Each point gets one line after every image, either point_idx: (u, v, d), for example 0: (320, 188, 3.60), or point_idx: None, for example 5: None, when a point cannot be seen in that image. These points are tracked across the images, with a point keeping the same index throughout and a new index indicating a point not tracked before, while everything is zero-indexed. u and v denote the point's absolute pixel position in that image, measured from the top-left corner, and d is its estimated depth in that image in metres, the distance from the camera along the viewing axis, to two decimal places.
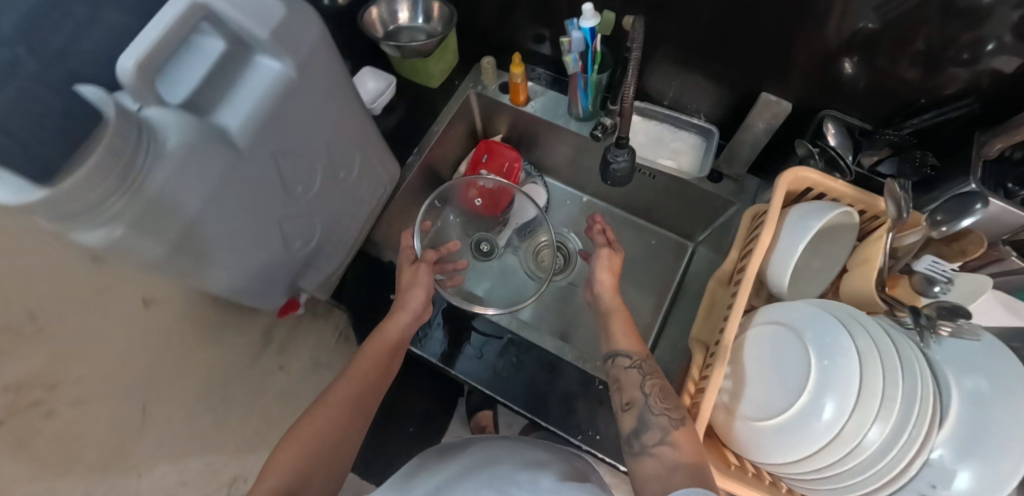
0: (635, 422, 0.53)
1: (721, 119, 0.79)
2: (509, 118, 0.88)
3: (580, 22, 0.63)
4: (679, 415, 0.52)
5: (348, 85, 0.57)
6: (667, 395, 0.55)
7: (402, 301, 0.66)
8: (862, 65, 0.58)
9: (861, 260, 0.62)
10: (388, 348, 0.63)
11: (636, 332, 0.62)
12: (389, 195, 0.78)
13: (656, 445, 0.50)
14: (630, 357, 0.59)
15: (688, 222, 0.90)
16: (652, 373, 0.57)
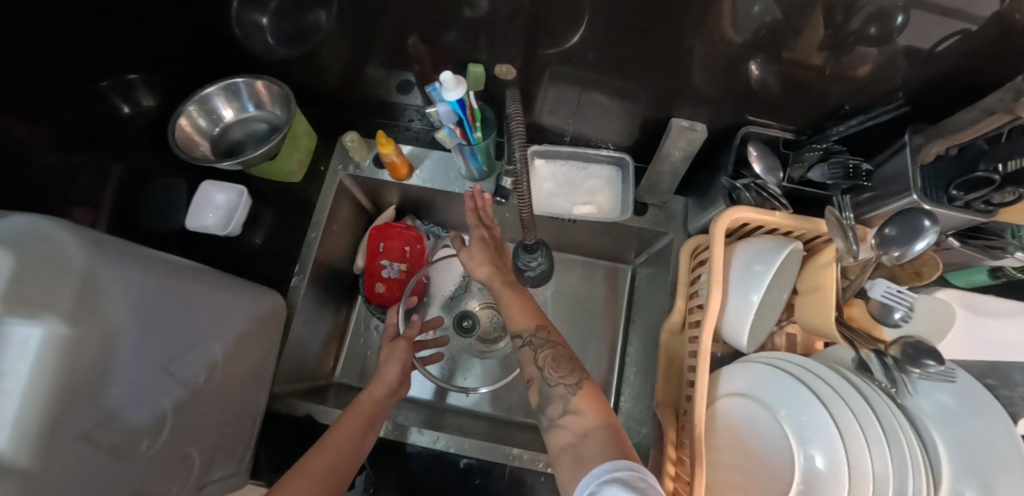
0: (538, 399, 0.47)
1: (630, 140, 0.70)
2: (397, 189, 0.74)
3: (442, 92, 0.51)
4: (575, 380, 0.46)
5: (188, 272, 0.46)
6: (560, 362, 0.47)
7: (379, 374, 0.60)
8: (769, 64, 0.48)
9: (811, 286, 0.56)
10: (362, 417, 0.54)
11: (529, 304, 0.53)
12: (284, 331, 0.63)
13: (560, 418, 0.44)
14: (521, 335, 0.51)
15: (623, 250, 0.81)
16: (543, 344, 0.49)
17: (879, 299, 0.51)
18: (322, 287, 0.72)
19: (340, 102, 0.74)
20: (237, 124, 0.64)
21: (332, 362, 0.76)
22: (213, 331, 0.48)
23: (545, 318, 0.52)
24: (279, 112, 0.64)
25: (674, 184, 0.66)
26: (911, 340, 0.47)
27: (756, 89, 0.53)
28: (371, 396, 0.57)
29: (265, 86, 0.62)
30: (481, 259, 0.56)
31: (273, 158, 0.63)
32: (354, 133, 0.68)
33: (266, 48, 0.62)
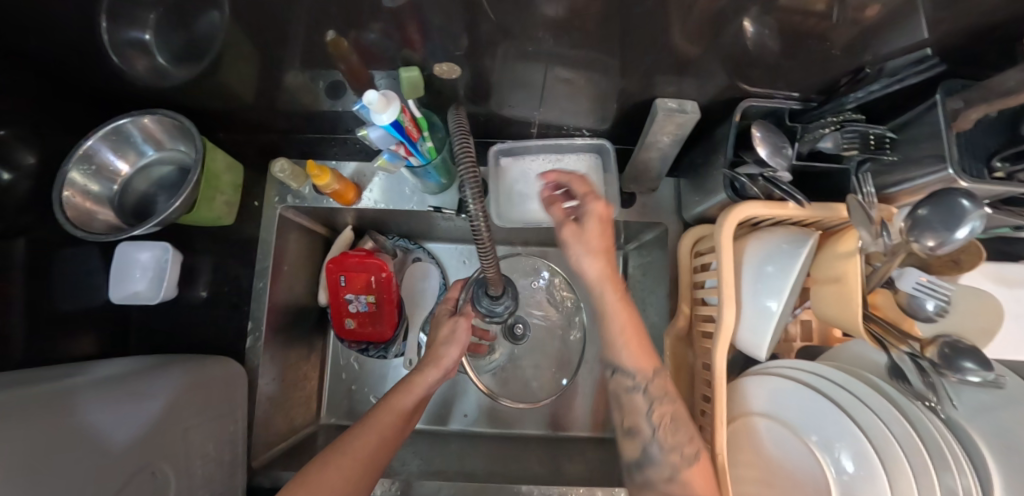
0: (639, 453, 0.42)
1: (605, 123, 0.60)
2: (349, 211, 0.65)
3: (372, 115, 0.41)
4: (692, 451, 0.41)
5: (155, 367, 0.47)
6: (679, 427, 0.42)
7: (435, 356, 0.50)
8: (765, 17, 0.38)
9: (827, 278, 0.50)
10: (412, 400, 0.47)
11: (650, 344, 0.42)
12: (249, 400, 0.56)
13: (667, 485, 0.40)
14: (632, 377, 0.43)
15: (612, 238, 0.72)
16: (660, 400, 0.42)
17: (909, 292, 0.45)
18: (285, 335, 0.64)
19: (261, 119, 0.62)
20: (140, 174, 0.56)
21: (314, 406, 0.70)
22: (195, 409, 0.47)
23: (660, 359, 0.43)
24: (185, 148, 0.55)
25: (663, 170, 0.56)
26: (951, 340, 0.43)
27: (750, 51, 0.42)
28: (424, 379, 0.49)
29: (157, 122, 0.52)
30: (629, 338, 0.42)
31: (192, 208, 0.53)
32: (284, 160, 0.57)
33: (151, 71, 0.50)
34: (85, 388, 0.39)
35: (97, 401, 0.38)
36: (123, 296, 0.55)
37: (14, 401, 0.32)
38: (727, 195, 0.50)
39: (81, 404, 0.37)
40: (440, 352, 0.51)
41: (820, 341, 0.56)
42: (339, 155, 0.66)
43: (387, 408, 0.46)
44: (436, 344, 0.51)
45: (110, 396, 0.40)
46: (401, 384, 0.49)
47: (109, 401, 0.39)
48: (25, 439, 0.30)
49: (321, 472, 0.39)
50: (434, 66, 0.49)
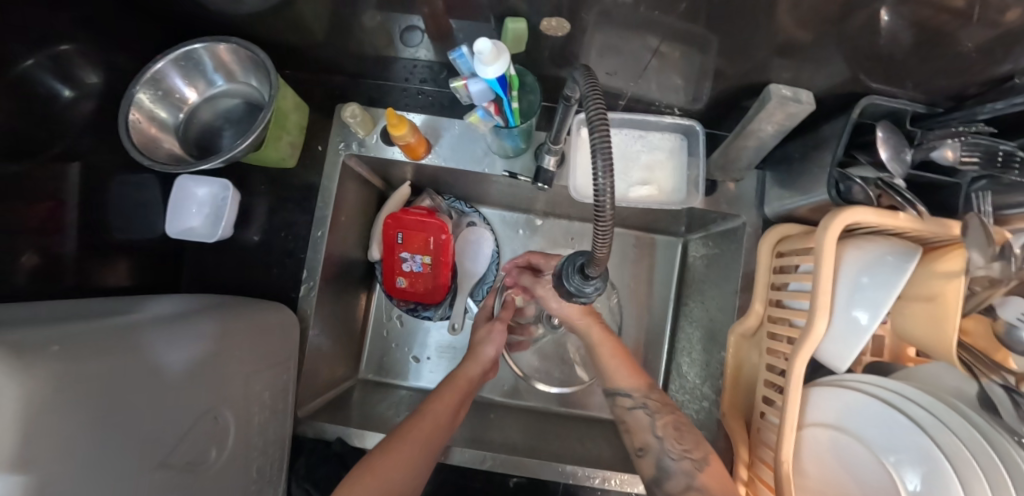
0: (654, 469, 0.44)
1: (695, 103, 0.56)
2: (409, 166, 0.62)
3: (476, 67, 0.38)
4: (700, 456, 0.43)
5: (219, 305, 0.48)
6: (683, 433, 0.46)
7: (474, 353, 0.58)
8: (918, 7, 0.34)
9: (921, 294, 0.47)
10: (459, 392, 0.53)
11: (629, 361, 0.53)
12: (299, 351, 0.55)
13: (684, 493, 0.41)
14: (631, 395, 0.50)
15: (676, 224, 0.69)
16: (660, 410, 0.48)
17: (1010, 321, 0.43)
18: (334, 287, 0.62)
19: (329, 59, 0.58)
20: (207, 105, 0.53)
21: (354, 361, 0.70)
22: (250, 353, 0.46)
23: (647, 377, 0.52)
24: (256, 83, 0.52)
25: (755, 160, 0.53)
26: None
27: (887, 42, 0.38)
28: (468, 373, 0.56)
29: (231, 51, 0.49)
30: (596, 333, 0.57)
31: (259, 147, 0.50)
32: (355, 105, 0.54)
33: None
34: (150, 324, 0.37)
35: (162, 340, 0.36)
36: (179, 231, 0.54)
37: (86, 337, 0.30)
38: (829, 195, 0.46)
39: (148, 341, 0.35)
40: (478, 350, 0.59)
41: (891, 358, 0.54)
42: (409, 105, 0.61)
43: (437, 398, 0.50)
44: (475, 344, 0.60)
45: (174, 335, 0.38)
46: (450, 379, 0.54)
47: (173, 340, 0.37)
48: (98, 377, 0.29)
49: (400, 442, 0.43)
50: (537, 21, 0.44)
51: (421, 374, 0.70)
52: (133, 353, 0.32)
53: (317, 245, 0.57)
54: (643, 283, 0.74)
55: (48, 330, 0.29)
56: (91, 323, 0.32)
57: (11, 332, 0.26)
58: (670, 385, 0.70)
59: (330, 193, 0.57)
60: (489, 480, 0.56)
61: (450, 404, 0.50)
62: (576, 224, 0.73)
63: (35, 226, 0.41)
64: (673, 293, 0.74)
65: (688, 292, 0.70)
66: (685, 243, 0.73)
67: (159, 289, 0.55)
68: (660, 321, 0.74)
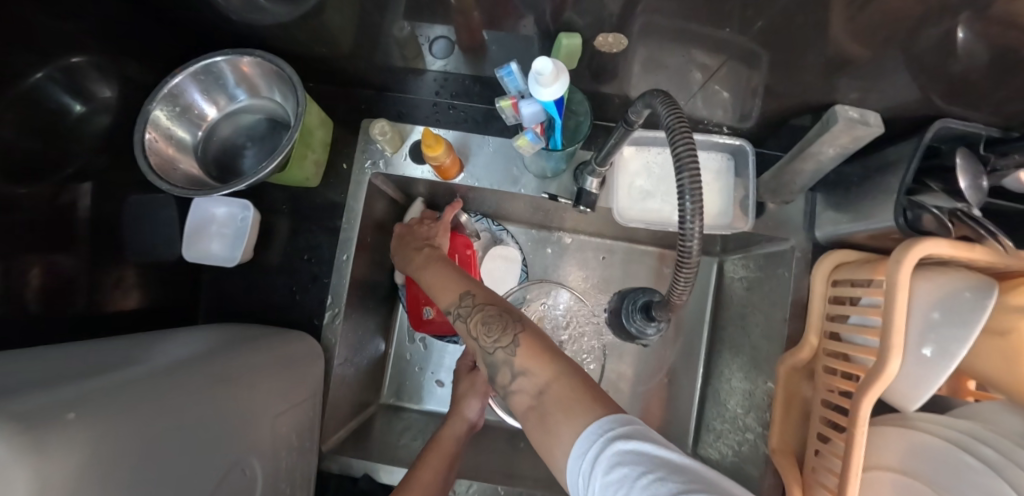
0: (486, 373, 0.39)
1: (743, 121, 0.53)
2: (438, 185, 0.59)
3: (533, 88, 0.35)
4: (510, 339, 0.37)
5: (232, 337, 0.44)
6: (490, 322, 0.39)
7: (456, 409, 0.56)
8: (1018, 29, 0.31)
9: (991, 330, 0.45)
10: (443, 454, 0.49)
11: (454, 276, 0.46)
12: (324, 382, 0.52)
13: (513, 386, 0.36)
14: (451, 308, 0.43)
15: (713, 244, 0.66)
16: (474, 311, 0.41)
17: None
18: (359, 311, 0.59)
19: (356, 72, 0.55)
20: (226, 120, 0.50)
21: (377, 386, 0.66)
22: (277, 385, 0.43)
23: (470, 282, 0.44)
24: (280, 98, 0.49)
25: (809, 184, 0.50)
26: None
27: (971, 64, 0.36)
28: (450, 434, 0.53)
29: (255, 65, 0.45)
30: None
31: (283, 168, 0.47)
32: (384, 121, 0.50)
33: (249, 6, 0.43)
34: (175, 369, 0.33)
35: (188, 389, 0.32)
36: (198, 256, 0.51)
37: (107, 397, 0.26)
38: (896, 224, 0.43)
39: (172, 394, 0.31)
40: (462, 409, 0.56)
41: (949, 393, 0.51)
42: (442, 122, 0.58)
43: (426, 462, 0.48)
44: (455, 400, 0.58)
45: (200, 383, 0.34)
46: (437, 441, 0.51)
47: (199, 389, 0.33)
48: (120, 450, 0.25)
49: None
50: (590, 37, 0.41)
51: (446, 399, 0.67)
52: (157, 412, 0.29)
53: (343, 269, 0.53)
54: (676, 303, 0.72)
55: (68, 391, 0.25)
56: (110, 376, 0.29)
57: (31, 395, 0.23)
58: (707, 411, 0.67)
59: (357, 214, 0.54)
60: None
61: (440, 466, 0.48)
62: (608, 242, 0.71)
63: (47, 257, 0.38)
64: (707, 315, 0.71)
65: (725, 315, 0.67)
66: (721, 264, 0.71)
67: (177, 316, 0.52)
68: (694, 344, 0.71)
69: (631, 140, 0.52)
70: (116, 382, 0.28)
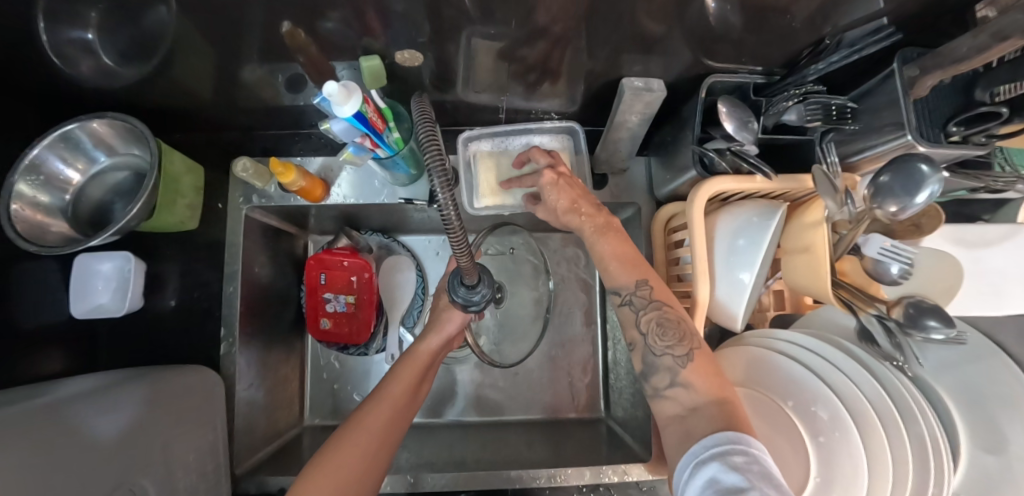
0: (640, 365, 0.42)
1: (573, 106, 0.59)
2: (319, 209, 0.63)
3: (333, 107, 0.40)
4: (684, 352, 0.39)
5: (122, 374, 0.48)
6: (666, 329, 0.40)
7: (437, 323, 0.54)
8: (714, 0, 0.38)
9: (796, 247, 0.51)
10: (418, 372, 0.53)
11: (637, 252, 0.44)
12: (228, 407, 0.55)
13: (668, 391, 0.39)
14: (619, 292, 0.44)
15: None
16: (645, 307, 0.42)
17: (875, 257, 0.47)
18: (260, 337, 0.62)
19: (221, 118, 0.60)
20: (92, 183, 0.53)
21: (297, 409, 0.69)
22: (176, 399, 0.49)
23: (644, 271, 0.43)
24: (144, 153, 0.53)
25: (633, 149, 0.56)
26: (916, 300, 0.45)
27: (705, 32, 0.43)
28: (429, 347, 0.55)
29: (107, 125, 0.50)
30: (566, 200, 0.46)
31: (151, 214, 0.50)
32: (244, 159, 0.54)
33: (99, 72, 0.47)
34: (78, 400, 0.41)
35: (92, 414, 0.40)
36: (90, 310, 0.52)
37: (15, 421, 0.34)
38: (696, 171, 0.50)
39: (77, 418, 0.39)
40: (442, 322, 0.55)
41: (793, 308, 0.57)
42: (303, 150, 0.65)
43: (393, 385, 0.50)
44: (438, 311, 0.55)
45: (102, 407, 0.42)
46: (377, 398, 0.49)
47: (100, 415, 0.41)
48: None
49: (340, 446, 0.43)
50: (393, 54, 0.47)
51: None
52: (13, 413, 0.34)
53: (231, 302, 0.58)
54: (570, 278, 0.78)
55: None
56: (19, 406, 0.36)
57: None
58: (612, 373, 0.72)
59: (236, 248, 0.58)
60: None
61: (408, 386, 0.51)
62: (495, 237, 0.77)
63: None
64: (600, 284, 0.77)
65: None
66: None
67: None
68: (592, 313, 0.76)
69: (476, 138, 0.58)
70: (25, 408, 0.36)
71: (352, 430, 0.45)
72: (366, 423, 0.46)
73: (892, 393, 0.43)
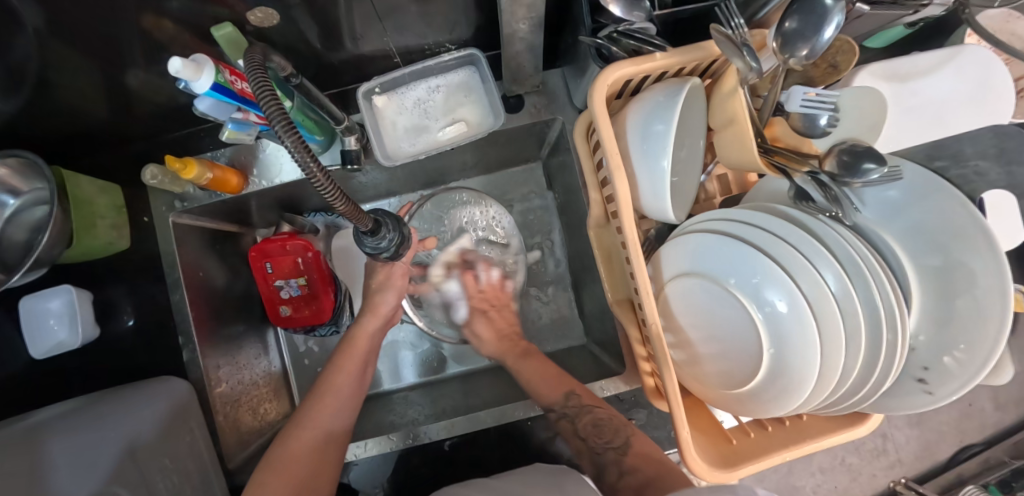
0: (593, 468, 0.48)
1: (468, 33, 0.56)
2: (249, 200, 0.63)
3: (191, 85, 0.40)
4: (621, 442, 0.47)
5: (98, 403, 0.50)
6: (602, 427, 0.49)
7: (371, 306, 0.56)
8: None
9: (721, 120, 0.47)
10: (360, 355, 0.54)
11: (552, 376, 0.55)
12: (207, 410, 0.57)
13: (619, 482, 0.44)
14: (553, 409, 0.52)
15: (522, 150, 0.71)
16: (580, 414, 0.50)
17: (800, 111, 0.43)
18: (229, 338, 0.64)
19: (119, 132, 0.58)
20: (12, 224, 0.52)
21: (286, 399, 0.71)
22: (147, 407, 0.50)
23: (569, 383, 0.53)
24: (47, 184, 0.51)
25: (537, 62, 0.53)
26: (849, 145, 0.41)
27: None
28: (367, 330, 0.56)
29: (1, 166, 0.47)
30: (490, 329, 0.66)
31: (71, 241, 0.49)
32: (151, 167, 0.53)
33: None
34: (53, 421, 0.47)
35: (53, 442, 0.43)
36: (50, 348, 0.53)
37: None
38: (599, 66, 0.47)
39: (49, 440, 0.43)
40: (377, 304, 0.56)
41: (738, 186, 0.56)
42: (214, 144, 0.62)
43: (335, 375, 0.52)
44: (371, 295, 0.57)
45: (78, 423, 0.46)
46: (320, 390, 0.51)
47: (73, 432, 0.45)
48: None
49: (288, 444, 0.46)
50: (244, 17, 0.43)
51: None
52: None
53: (181, 308, 0.57)
54: (521, 217, 0.78)
55: None
56: None
57: None
58: (581, 295, 0.73)
59: (173, 256, 0.57)
60: (426, 452, 0.58)
61: (351, 374, 0.53)
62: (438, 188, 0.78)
63: None
64: (553, 212, 0.78)
65: (563, 206, 0.73)
66: (545, 163, 0.76)
67: None
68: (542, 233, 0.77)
69: (376, 89, 0.55)
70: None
71: (297, 429, 0.47)
72: (312, 419, 0.48)
73: (838, 254, 0.40)
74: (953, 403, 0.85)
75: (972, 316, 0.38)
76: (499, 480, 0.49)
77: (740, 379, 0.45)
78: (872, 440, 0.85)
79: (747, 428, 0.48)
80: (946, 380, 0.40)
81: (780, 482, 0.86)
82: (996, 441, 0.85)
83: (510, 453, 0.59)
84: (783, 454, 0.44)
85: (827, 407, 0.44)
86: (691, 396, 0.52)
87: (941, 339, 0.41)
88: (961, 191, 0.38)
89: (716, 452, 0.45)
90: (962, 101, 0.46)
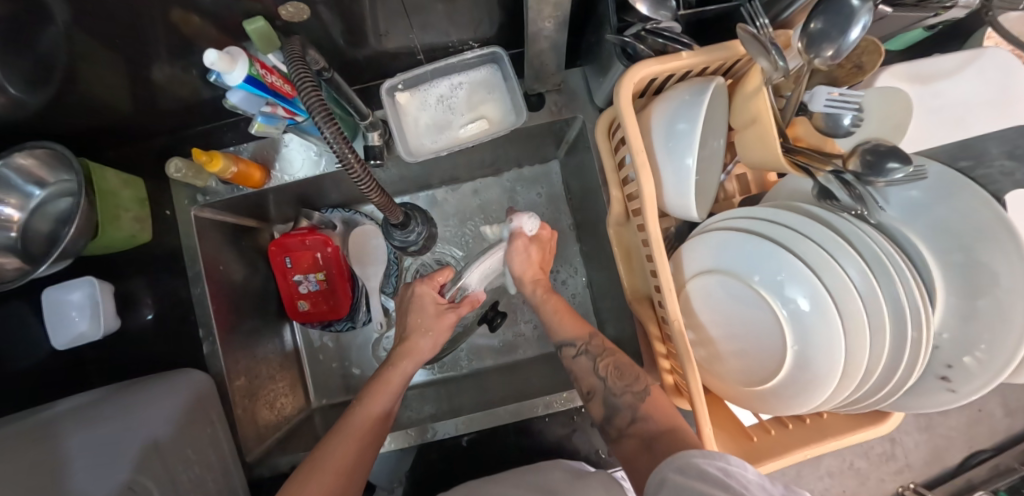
0: (603, 408, 0.48)
1: (489, 31, 0.56)
2: (268, 195, 0.63)
3: (224, 77, 0.41)
4: (642, 387, 0.47)
5: (127, 391, 0.51)
6: (623, 370, 0.48)
7: (409, 348, 0.53)
8: None
9: (742, 121, 0.48)
10: (392, 392, 0.51)
11: (573, 313, 0.55)
12: (224, 403, 0.57)
13: (630, 427, 0.45)
14: (574, 344, 0.52)
15: (538, 149, 0.72)
16: (602, 354, 0.50)
17: (824, 112, 0.43)
18: (247, 331, 0.64)
19: (144, 126, 0.58)
20: (36, 216, 0.52)
21: (301, 393, 0.72)
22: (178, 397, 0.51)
23: (591, 325, 0.54)
24: (73, 177, 0.52)
25: (560, 61, 0.53)
26: (872, 145, 0.42)
27: None
28: (400, 370, 0.52)
29: (30, 157, 0.48)
30: (530, 264, 0.57)
31: (95, 233, 0.49)
32: (177, 160, 0.53)
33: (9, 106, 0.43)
34: (75, 412, 0.46)
35: (86, 431, 0.43)
36: (69, 339, 0.53)
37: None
38: (623, 64, 0.48)
39: (67, 429, 0.43)
40: (417, 339, 0.54)
41: (758, 186, 0.56)
42: (235, 140, 0.63)
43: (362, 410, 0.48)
44: (413, 336, 0.54)
45: (103, 411, 0.47)
46: (342, 436, 0.46)
47: (91, 422, 0.45)
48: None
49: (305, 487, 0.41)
50: (275, 12, 0.43)
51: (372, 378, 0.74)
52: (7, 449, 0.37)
53: (202, 301, 0.57)
54: (535, 216, 0.79)
55: None
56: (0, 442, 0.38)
57: None
58: (597, 294, 0.73)
59: (194, 250, 0.58)
60: (443, 447, 0.58)
61: (376, 413, 0.49)
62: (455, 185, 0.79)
63: None
64: (567, 212, 0.79)
65: (578, 205, 0.74)
66: (562, 161, 0.77)
67: None
68: (558, 231, 0.78)
69: (399, 86, 0.55)
70: (14, 433, 0.40)
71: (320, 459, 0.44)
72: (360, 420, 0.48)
73: (861, 251, 0.41)
74: (963, 408, 0.85)
75: (995, 316, 0.39)
76: (521, 475, 0.49)
77: (763, 375, 0.46)
78: (880, 443, 0.85)
79: (767, 426, 0.48)
80: (970, 379, 0.40)
81: (789, 485, 0.86)
82: (1005, 447, 0.85)
83: (526, 450, 0.59)
84: (807, 452, 0.44)
85: (849, 405, 0.44)
86: (710, 394, 0.52)
87: (967, 338, 0.41)
88: (985, 189, 0.39)
89: (737, 450, 0.45)
90: (981, 104, 0.47)
